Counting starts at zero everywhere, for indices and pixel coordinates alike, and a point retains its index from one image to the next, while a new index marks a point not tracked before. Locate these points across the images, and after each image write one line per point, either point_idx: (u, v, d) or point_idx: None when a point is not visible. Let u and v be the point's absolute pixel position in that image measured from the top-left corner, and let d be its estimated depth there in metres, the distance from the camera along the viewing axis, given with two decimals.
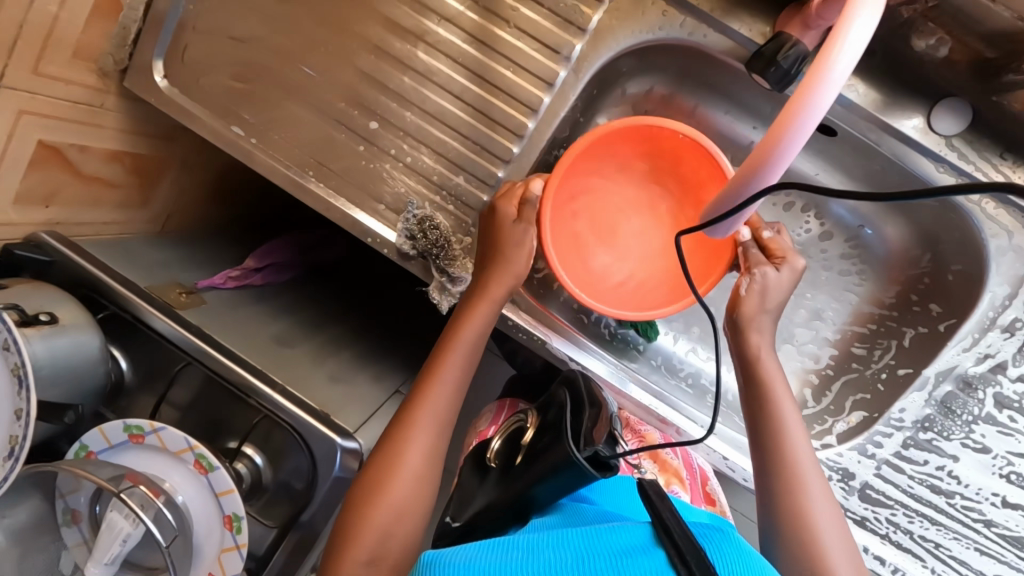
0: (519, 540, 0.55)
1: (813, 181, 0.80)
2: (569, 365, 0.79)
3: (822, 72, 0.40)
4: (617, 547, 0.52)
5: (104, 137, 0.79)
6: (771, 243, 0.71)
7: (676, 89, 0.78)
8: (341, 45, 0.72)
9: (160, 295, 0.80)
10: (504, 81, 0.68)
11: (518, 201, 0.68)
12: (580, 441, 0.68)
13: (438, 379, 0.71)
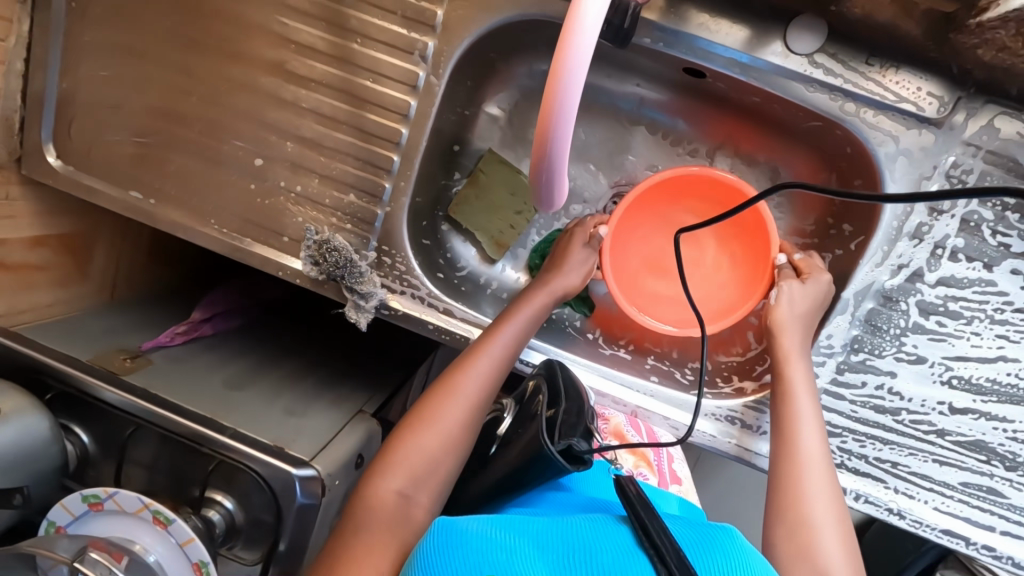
0: (530, 527, 0.53)
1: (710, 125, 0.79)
2: None
3: (563, 57, 0.45)
4: (615, 547, 0.51)
5: (18, 225, 0.82)
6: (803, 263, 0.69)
7: (553, 62, 0.77)
8: (210, 91, 0.72)
9: (104, 364, 0.83)
10: (369, 92, 0.69)
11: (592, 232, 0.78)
12: (555, 434, 0.66)
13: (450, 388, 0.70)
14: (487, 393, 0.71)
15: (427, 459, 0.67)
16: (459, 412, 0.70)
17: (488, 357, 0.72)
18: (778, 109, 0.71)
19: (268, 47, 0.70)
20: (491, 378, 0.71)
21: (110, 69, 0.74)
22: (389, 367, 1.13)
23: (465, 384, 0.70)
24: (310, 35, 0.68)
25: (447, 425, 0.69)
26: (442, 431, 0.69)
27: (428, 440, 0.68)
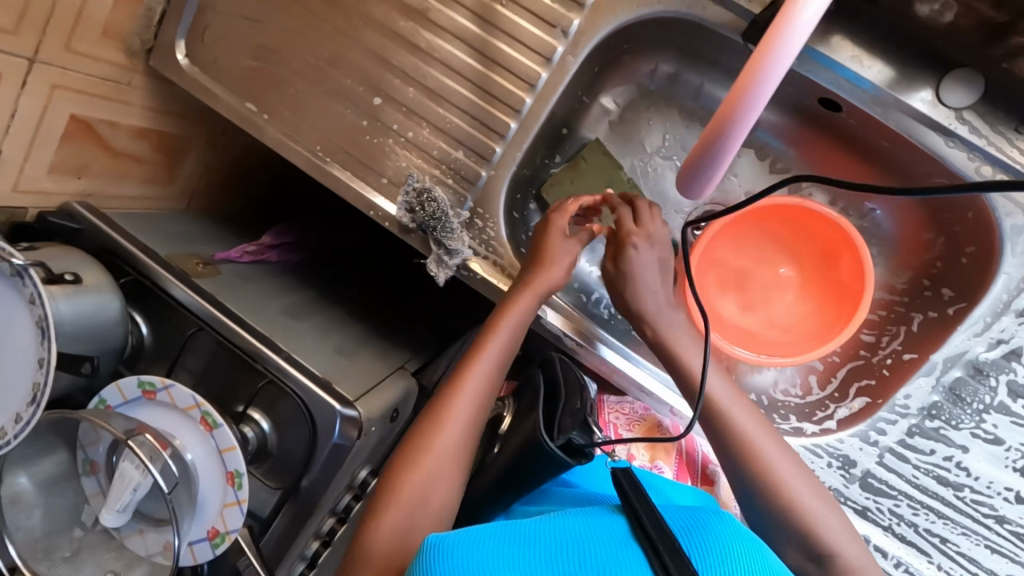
0: (521, 527, 0.54)
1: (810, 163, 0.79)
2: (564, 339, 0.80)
3: (772, 46, 0.51)
4: (605, 537, 0.53)
5: (132, 114, 0.84)
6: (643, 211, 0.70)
7: (681, 67, 0.77)
8: (347, 23, 0.74)
9: (179, 264, 0.85)
10: (502, 56, 0.69)
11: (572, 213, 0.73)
12: (554, 433, 0.75)
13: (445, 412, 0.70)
14: (482, 384, 0.72)
15: (431, 466, 0.68)
16: (457, 417, 0.70)
17: (483, 348, 0.72)
18: (906, 157, 0.70)
19: None
20: (480, 373, 0.72)
21: None
22: (433, 334, 1.13)
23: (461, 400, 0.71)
24: None
25: (450, 436, 0.70)
26: (444, 442, 0.69)
27: (433, 456, 0.68)
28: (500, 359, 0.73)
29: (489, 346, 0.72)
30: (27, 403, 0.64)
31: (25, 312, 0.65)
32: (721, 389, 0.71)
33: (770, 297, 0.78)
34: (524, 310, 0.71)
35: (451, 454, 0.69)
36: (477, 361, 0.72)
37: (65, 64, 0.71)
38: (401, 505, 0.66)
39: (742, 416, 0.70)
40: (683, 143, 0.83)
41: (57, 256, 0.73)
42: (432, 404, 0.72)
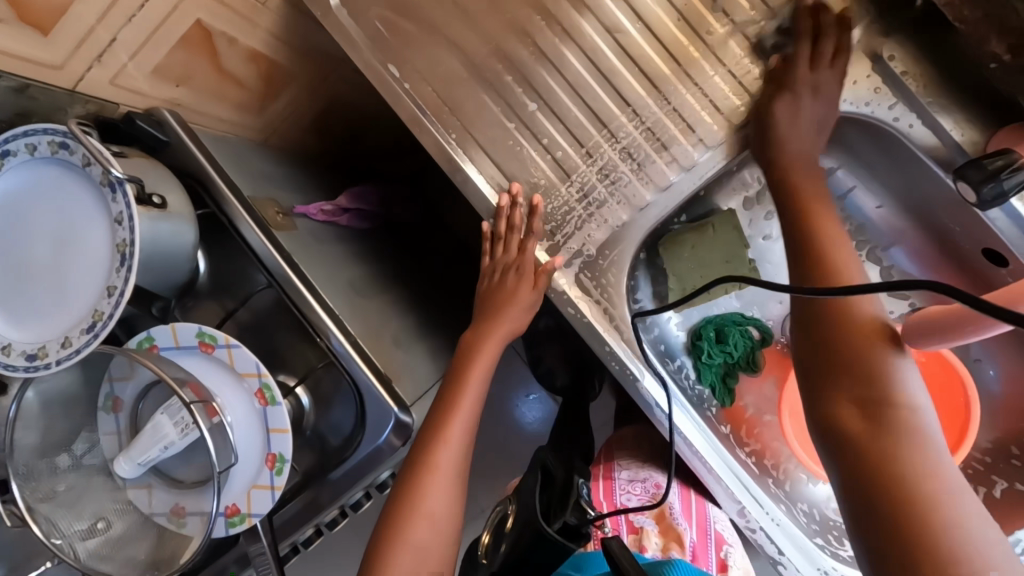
0: None
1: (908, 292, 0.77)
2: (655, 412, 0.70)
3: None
4: None
5: (253, 34, 0.76)
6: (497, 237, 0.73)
7: (841, 164, 0.73)
8: (526, 15, 0.68)
9: (260, 209, 0.77)
10: (683, 105, 0.65)
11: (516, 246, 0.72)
12: (551, 515, 0.73)
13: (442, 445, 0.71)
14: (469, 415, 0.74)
15: (435, 485, 0.70)
16: (454, 446, 0.72)
17: (468, 384, 0.75)
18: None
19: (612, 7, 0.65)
20: (469, 409, 0.74)
21: None
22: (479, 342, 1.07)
23: (455, 430, 0.72)
24: (660, 20, 0.64)
25: (441, 468, 0.71)
26: (446, 468, 0.71)
27: (438, 477, 0.70)
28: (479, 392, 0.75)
29: (472, 382, 0.75)
30: (81, 330, 0.57)
31: (105, 229, 0.58)
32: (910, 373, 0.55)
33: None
34: (484, 365, 0.76)
35: (449, 478, 0.71)
36: (466, 395, 0.74)
37: None
38: (422, 519, 0.69)
39: (891, 383, 0.54)
40: None
41: (143, 171, 0.65)
42: (426, 429, 0.73)
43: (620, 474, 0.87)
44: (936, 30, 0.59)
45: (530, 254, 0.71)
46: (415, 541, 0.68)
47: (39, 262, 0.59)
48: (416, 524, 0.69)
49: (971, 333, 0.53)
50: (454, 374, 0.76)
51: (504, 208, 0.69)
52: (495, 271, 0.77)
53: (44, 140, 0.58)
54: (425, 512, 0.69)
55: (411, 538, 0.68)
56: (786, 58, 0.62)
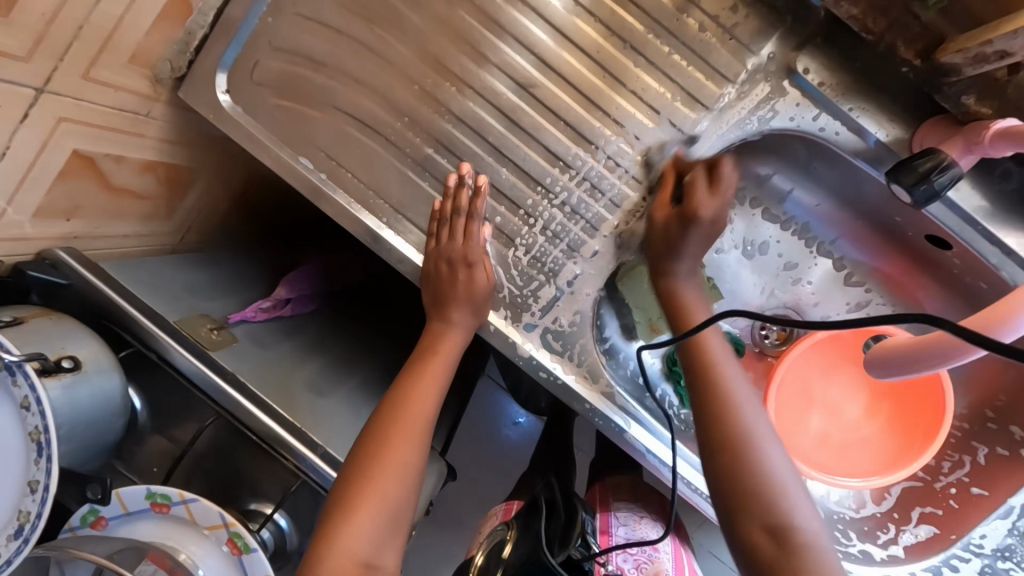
0: None
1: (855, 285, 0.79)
2: (645, 459, 0.71)
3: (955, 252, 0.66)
4: None
5: (143, 146, 0.69)
6: (438, 239, 0.66)
7: (776, 170, 0.72)
8: (435, 82, 0.64)
9: (191, 332, 0.70)
10: (614, 149, 0.63)
11: (455, 246, 0.64)
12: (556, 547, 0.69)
13: (410, 416, 0.61)
14: (438, 398, 0.65)
15: (402, 446, 0.59)
16: (422, 419, 0.62)
17: (430, 368, 0.65)
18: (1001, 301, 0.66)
19: (522, 63, 0.62)
20: (434, 398, 0.64)
21: (329, 18, 0.64)
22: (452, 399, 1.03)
23: (422, 402, 0.63)
24: (575, 70, 0.62)
25: (400, 453, 0.59)
26: (416, 438, 0.61)
27: (409, 444, 0.60)
28: (444, 380, 0.66)
29: (433, 368, 0.65)
30: (8, 536, 0.50)
31: (14, 418, 0.51)
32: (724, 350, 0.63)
33: (825, 396, 0.78)
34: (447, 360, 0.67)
35: (417, 443, 0.60)
36: (427, 375, 0.65)
37: (80, 95, 0.56)
38: (387, 478, 0.57)
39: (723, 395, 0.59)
40: (761, 246, 0.80)
41: (47, 332, 0.58)
42: (393, 396, 0.63)
43: (620, 521, 0.88)
44: (846, 40, 0.59)
45: (477, 240, 0.65)
46: (377, 502, 0.56)
47: None
48: (379, 485, 0.56)
49: (933, 365, 0.50)
50: (414, 361, 0.66)
51: (451, 187, 0.64)
52: (440, 263, 0.65)
53: None
54: (388, 471, 0.57)
55: (375, 498, 0.56)
56: (707, 87, 0.61)
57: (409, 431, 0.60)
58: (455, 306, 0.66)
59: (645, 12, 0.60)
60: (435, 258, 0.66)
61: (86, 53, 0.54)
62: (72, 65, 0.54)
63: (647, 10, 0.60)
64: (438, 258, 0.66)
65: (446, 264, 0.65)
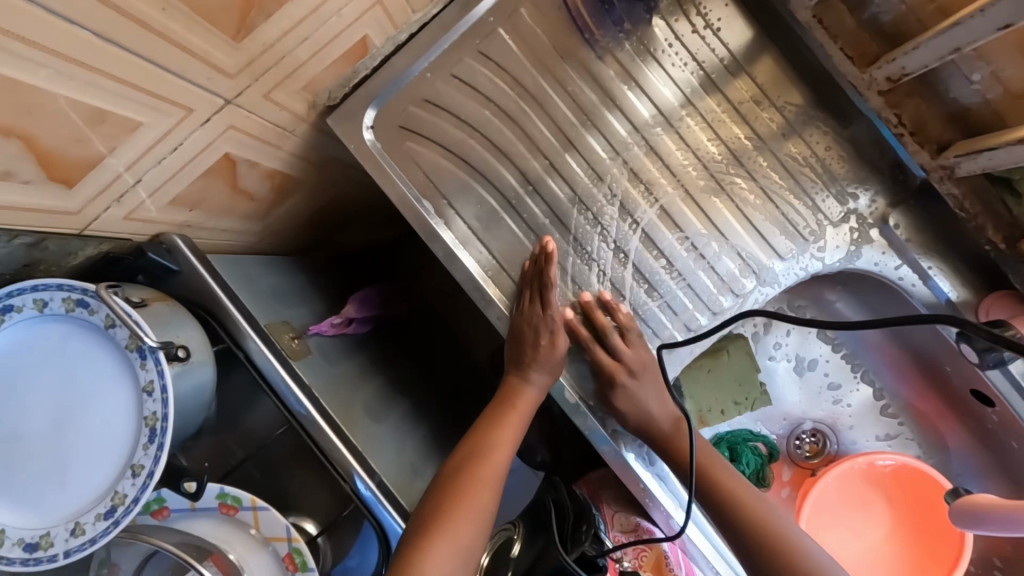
0: None
1: (884, 412, 0.86)
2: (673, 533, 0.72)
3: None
4: None
5: (275, 157, 0.73)
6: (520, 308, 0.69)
7: (841, 298, 0.80)
8: (564, 162, 0.71)
9: (277, 338, 0.73)
10: (707, 248, 0.70)
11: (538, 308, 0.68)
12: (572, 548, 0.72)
13: (488, 463, 0.67)
14: (509, 451, 0.69)
15: (480, 487, 0.64)
16: (494, 468, 0.67)
17: (508, 419, 0.71)
18: None
19: (646, 161, 0.71)
20: (505, 449, 0.69)
21: (482, 86, 0.70)
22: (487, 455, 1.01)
23: (494, 453, 0.68)
24: (690, 175, 0.71)
25: (476, 498, 0.63)
26: (488, 485, 0.65)
27: (481, 485, 0.64)
28: (521, 432, 0.71)
29: (511, 421, 0.70)
30: (97, 514, 0.51)
31: (131, 398, 0.53)
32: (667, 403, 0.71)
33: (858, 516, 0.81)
34: (521, 418, 0.71)
35: (487, 487, 0.65)
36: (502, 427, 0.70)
37: (254, 109, 0.61)
38: (465, 515, 0.62)
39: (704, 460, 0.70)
40: (810, 362, 0.85)
41: (163, 318, 0.60)
42: (470, 449, 0.69)
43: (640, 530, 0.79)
44: (932, 206, 0.68)
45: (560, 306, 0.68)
46: (458, 535, 0.60)
47: (39, 430, 0.52)
48: (462, 520, 0.61)
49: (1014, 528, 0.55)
50: (494, 414, 0.72)
51: (541, 253, 0.69)
52: (525, 327, 0.68)
53: (58, 296, 0.53)
54: (469, 508, 0.63)
55: (447, 535, 0.60)
56: (804, 217, 0.69)
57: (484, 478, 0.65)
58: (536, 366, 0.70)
59: (759, 140, 0.71)
60: (518, 320, 0.69)
61: (275, 77, 0.59)
62: (261, 86, 0.58)
63: (761, 138, 0.71)
64: (520, 321, 0.68)
65: (529, 326, 0.68)
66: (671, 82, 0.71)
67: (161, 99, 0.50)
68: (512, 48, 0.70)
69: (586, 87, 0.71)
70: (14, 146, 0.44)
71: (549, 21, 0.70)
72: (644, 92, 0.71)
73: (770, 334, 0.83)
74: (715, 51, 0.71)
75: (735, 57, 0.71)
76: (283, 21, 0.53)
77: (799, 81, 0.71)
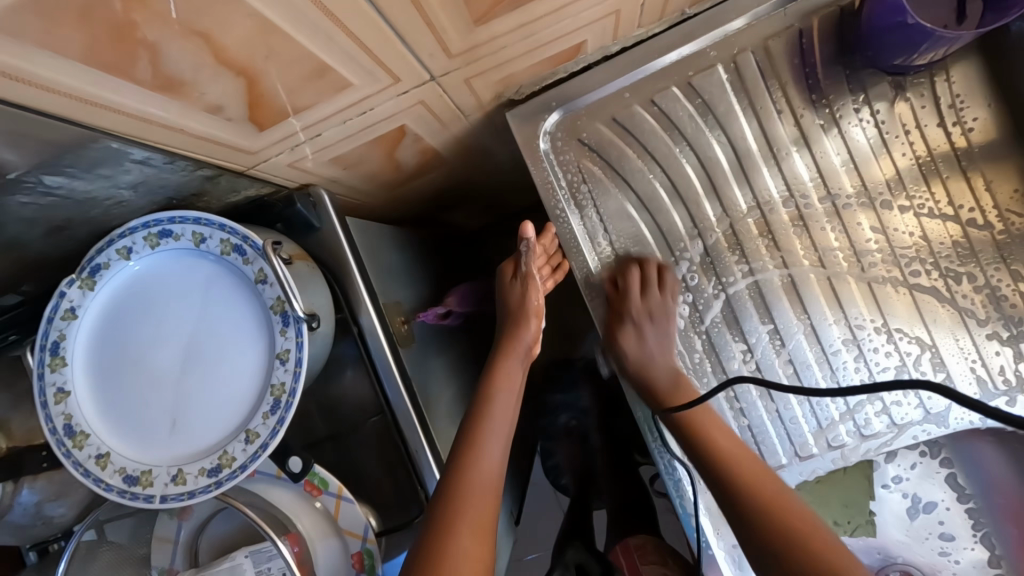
0: None
1: None
2: None
3: None
4: None
5: (439, 136, 0.69)
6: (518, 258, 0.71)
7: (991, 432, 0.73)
8: (745, 228, 0.64)
9: (389, 319, 0.70)
10: (877, 361, 0.61)
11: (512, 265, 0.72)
12: None
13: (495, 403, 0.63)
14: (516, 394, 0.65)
15: (490, 445, 0.59)
16: (506, 394, 0.64)
17: (509, 361, 0.66)
18: None
19: (836, 248, 0.63)
20: (510, 390, 0.65)
21: (680, 122, 0.63)
22: (519, 463, 0.96)
23: (501, 393, 0.64)
24: (877, 273, 0.62)
25: (490, 441, 0.59)
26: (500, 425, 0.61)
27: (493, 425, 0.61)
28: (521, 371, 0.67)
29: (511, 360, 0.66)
30: (200, 469, 0.49)
31: (261, 362, 0.50)
32: (800, 368, 0.62)
33: None
34: (519, 358, 0.67)
35: (501, 432, 0.61)
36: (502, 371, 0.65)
37: (449, 91, 0.57)
38: (489, 439, 0.60)
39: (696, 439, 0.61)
40: (927, 504, 0.75)
41: (302, 279, 0.57)
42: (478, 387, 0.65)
43: None
44: None
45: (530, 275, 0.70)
46: (483, 468, 0.57)
47: (164, 365, 0.51)
48: (477, 489, 0.56)
49: None
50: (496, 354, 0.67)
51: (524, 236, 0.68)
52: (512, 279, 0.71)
53: (217, 236, 0.51)
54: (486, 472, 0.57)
55: (464, 483, 0.55)
56: (1001, 364, 0.60)
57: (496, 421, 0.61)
58: (524, 318, 0.68)
59: (968, 254, 0.61)
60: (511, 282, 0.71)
61: (481, 65, 0.54)
62: (468, 70, 0.54)
63: (972, 254, 0.61)
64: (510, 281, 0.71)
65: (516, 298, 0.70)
66: (892, 171, 0.62)
67: (381, 66, 0.46)
68: (727, 89, 0.62)
69: (795, 152, 0.63)
70: (235, 84, 0.40)
71: (779, 72, 0.62)
72: (854, 170, 0.62)
73: (892, 464, 0.74)
74: (951, 151, 0.61)
75: (976, 164, 0.61)
76: (524, 15, 0.48)
77: None
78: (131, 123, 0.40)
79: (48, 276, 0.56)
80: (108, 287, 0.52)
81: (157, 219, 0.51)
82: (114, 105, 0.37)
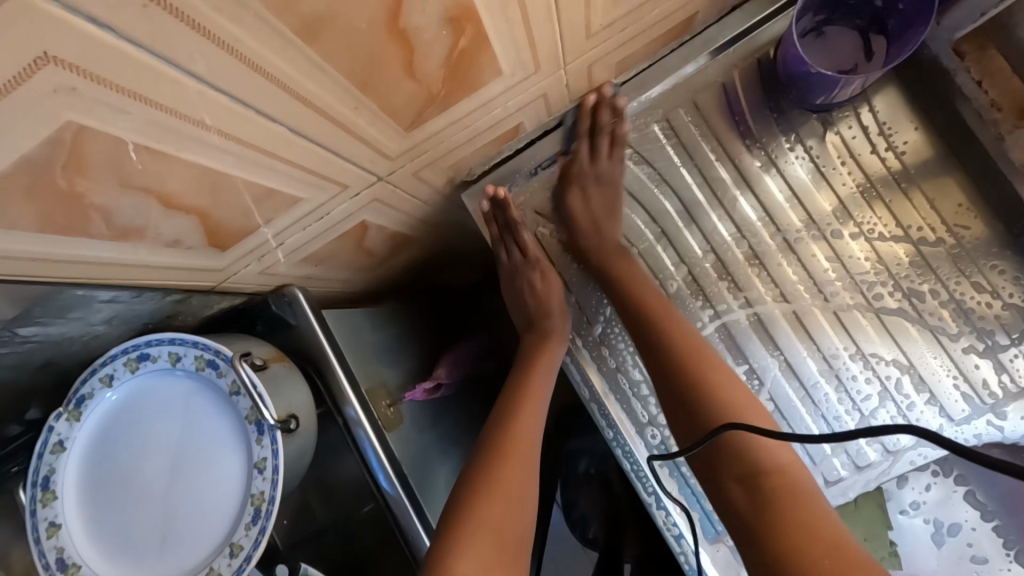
0: None
1: None
2: None
3: None
4: None
5: (404, 222, 0.72)
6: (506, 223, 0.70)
7: None
8: (704, 272, 0.65)
9: (374, 404, 0.70)
10: (859, 388, 0.61)
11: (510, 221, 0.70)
12: None
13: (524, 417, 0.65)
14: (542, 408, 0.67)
15: (514, 461, 0.61)
16: (534, 407, 0.66)
17: (537, 375, 0.68)
18: None
19: (796, 280, 0.64)
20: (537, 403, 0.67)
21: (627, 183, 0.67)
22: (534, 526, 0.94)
23: (528, 406, 0.66)
24: (843, 301, 0.62)
25: (514, 454, 0.62)
26: (525, 438, 0.63)
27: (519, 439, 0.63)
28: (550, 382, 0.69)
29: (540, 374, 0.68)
30: None
31: (242, 471, 0.51)
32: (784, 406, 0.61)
33: None
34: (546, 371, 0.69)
35: (526, 446, 0.63)
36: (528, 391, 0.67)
37: (399, 185, 0.60)
38: (514, 452, 0.62)
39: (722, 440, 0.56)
40: (951, 527, 0.72)
41: (278, 381, 0.58)
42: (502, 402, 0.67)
43: None
44: None
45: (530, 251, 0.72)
46: (503, 483, 0.59)
47: (152, 481, 0.53)
48: (497, 505, 0.57)
49: None
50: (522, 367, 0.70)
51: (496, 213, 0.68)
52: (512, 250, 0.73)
53: (191, 353, 0.53)
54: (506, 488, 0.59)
55: (486, 497, 0.58)
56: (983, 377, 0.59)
57: (523, 435, 0.64)
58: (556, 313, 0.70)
59: (929, 270, 0.62)
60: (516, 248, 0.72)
61: (423, 160, 0.58)
62: (413, 165, 0.58)
63: (933, 270, 0.61)
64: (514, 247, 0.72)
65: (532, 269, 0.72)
66: (835, 201, 0.64)
67: (325, 179, 0.50)
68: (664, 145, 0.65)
69: (740, 194, 0.65)
70: (187, 221, 0.44)
71: (708, 122, 0.65)
72: (801, 203, 0.64)
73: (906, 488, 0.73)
74: (891, 174, 0.63)
75: (915, 183, 0.63)
76: (451, 115, 0.51)
77: (991, 218, 0.61)
78: (92, 270, 0.43)
79: (41, 411, 0.59)
80: (94, 416, 0.54)
81: (135, 344, 0.53)
82: (75, 257, 0.40)
